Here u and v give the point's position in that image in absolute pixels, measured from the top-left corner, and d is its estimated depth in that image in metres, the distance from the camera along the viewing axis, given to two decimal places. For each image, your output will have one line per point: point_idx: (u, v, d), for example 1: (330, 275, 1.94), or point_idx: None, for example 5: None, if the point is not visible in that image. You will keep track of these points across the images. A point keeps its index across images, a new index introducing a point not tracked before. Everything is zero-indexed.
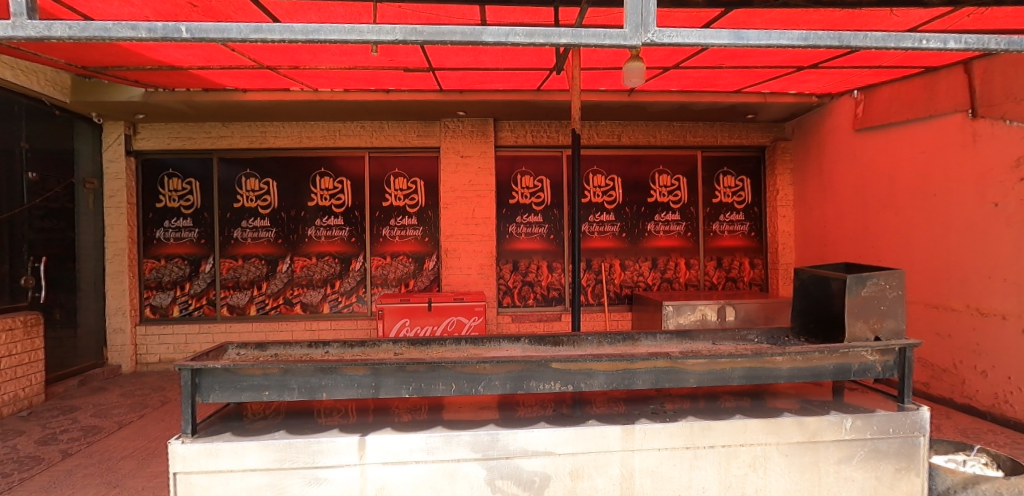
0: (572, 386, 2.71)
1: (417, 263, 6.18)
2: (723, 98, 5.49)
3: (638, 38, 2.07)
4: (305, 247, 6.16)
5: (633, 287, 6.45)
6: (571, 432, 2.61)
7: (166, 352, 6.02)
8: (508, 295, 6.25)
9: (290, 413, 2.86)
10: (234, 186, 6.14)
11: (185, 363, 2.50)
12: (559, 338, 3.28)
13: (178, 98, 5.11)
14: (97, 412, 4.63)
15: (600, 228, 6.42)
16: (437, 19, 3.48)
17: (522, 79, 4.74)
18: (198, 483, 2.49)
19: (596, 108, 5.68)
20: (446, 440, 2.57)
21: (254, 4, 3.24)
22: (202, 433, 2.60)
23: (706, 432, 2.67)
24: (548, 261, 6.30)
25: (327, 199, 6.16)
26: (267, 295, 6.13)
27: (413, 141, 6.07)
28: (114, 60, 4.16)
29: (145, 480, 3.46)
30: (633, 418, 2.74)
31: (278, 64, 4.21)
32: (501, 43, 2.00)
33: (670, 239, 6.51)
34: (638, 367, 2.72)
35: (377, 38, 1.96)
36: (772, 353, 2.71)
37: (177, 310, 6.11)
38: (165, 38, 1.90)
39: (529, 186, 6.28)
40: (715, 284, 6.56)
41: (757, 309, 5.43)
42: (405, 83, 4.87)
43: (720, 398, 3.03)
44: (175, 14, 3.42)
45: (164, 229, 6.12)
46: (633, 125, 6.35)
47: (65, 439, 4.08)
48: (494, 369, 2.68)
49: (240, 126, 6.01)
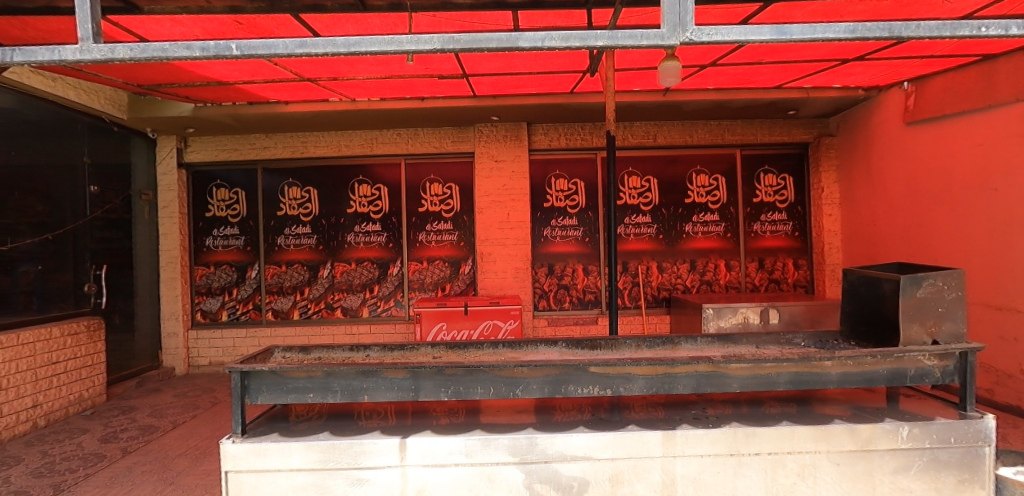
0: (610, 390, 2.68)
1: (453, 268, 6.24)
2: (763, 95, 5.33)
3: (676, 38, 2.03)
4: (345, 253, 6.32)
5: (671, 289, 6.33)
6: (612, 436, 2.58)
7: (216, 355, 6.28)
8: (543, 299, 6.23)
9: (331, 415, 2.93)
10: (277, 195, 6.35)
11: (235, 366, 2.61)
12: (597, 341, 3.25)
13: (225, 112, 5.33)
14: (153, 412, 4.87)
15: (636, 230, 6.33)
16: (470, 26, 3.55)
17: (555, 82, 4.73)
18: (247, 481, 2.59)
19: (630, 109, 5.62)
20: (484, 443, 2.58)
21: (296, 20, 3.39)
22: (251, 433, 2.69)
23: (750, 439, 2.59)
24: (583, 264, 6.25)
25: (365, 205, 6.31)
26: (309, 300, 6.32)
27: (447, 146, 6.16)
28: (167, 77, 4.39)
29: (198, 478, 3.61)
30: (673, 424, 2.68)
31: (318, 76, 4.35)
32: (537, 48, 1.98)
33: (709, 240, 6.36)
34: (678, 371, 2.67)
35: (416, 47, 1.96)
36: (821, 357, 2.62)
37: (225, 315, 6.36)
38: (217, 56, 1.99)
39: (564, 189, 6.24)
40: (757, 286, 6.37)
41: (802, 312, 5.23)
42: (440, 91, 4.93)
43: (764, 404, 2.93)
44: (222, 32, 3.58)
45: (213, 237, 6.39)
46: (670, 125, 6.25)
47: (126, 437, 4.30)
48: (532, 373, 2.67)
49: (282, 137, 6.24)
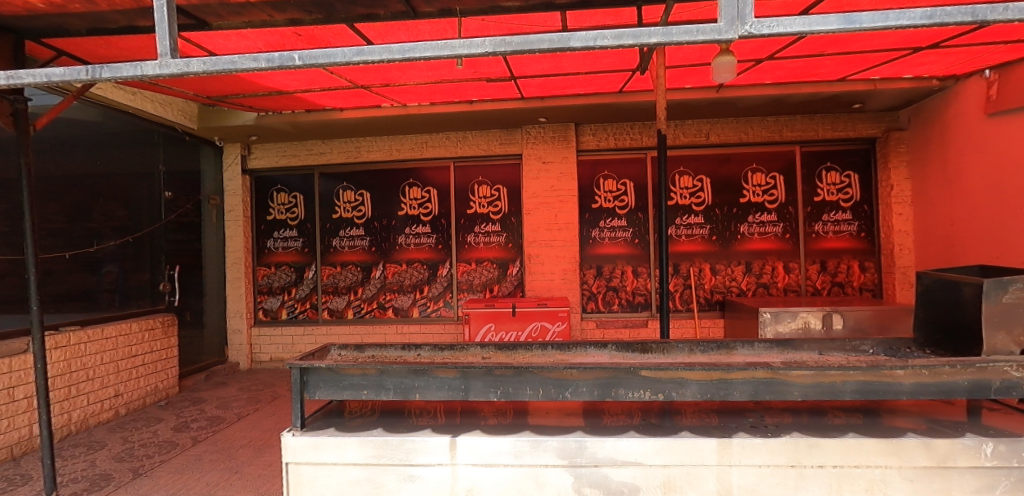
0: (663, 395, 2.62)
1: (501, 269, 6.28)
2: (824, 88, 5.06)
3: (734, 32, 1.95)
4: (396, 254, 6.49)
5: (725, 292, 6.12)
6: (664, 442, 2.52)
7: (276, 352, 6.59)
8: (591, 301, 6.17)
9: (384, 412, 3.01)
10: (333, 198, 6.60)
11: (295, 362, 2.73)
12: (648, 345, 3.18)
13: (284, 120, 5.58)
14: (220, 404, 5.17)
15: (688, 231, 6.17)
16: (519, 28, 3.58)
17: (603, 82, 4.67)
18: (306, 473, 2.69)
19: (681, 107, 5.48)
20: (533, 445, 2.58)
21: (351, 29, 3.52)
22: (310, 427, 2.81)
23: (813, 450, 2.46)
24: (632, 266, 6.14)
25: (415, 208, 6.45)
26: (362, 300, 6.52)
27: (495, 149, 6.22)
28: (233, 89, 4.66)
29: (261, 468, 3.80)
30: (729, 431, 2.59)
31: (371, 82, 4.50)
32: (589, 48, 1.92)
33: (765, 241, 6.10)
34: (735, 377, 2.58)
35: (469, 51, 1.96)
36: (891, 366, 2.45)
37: (285, 313, 6.66)
38: (281, 67, 2.04)
39: (612, 190, 6.15)
40: (819, 290, 6.05)
41: (869, 317, 4.92)
42: (488, 93, 4.98)
43: (827, 414, 2.78)
44: (282, 43, 3.77)
45: (274, 239, 6.71)
46: (724, 122, 6.04)
47: (196, 427, 4.59)
48: (582, 375, 2.65)
49: (338, 143, 6.48)
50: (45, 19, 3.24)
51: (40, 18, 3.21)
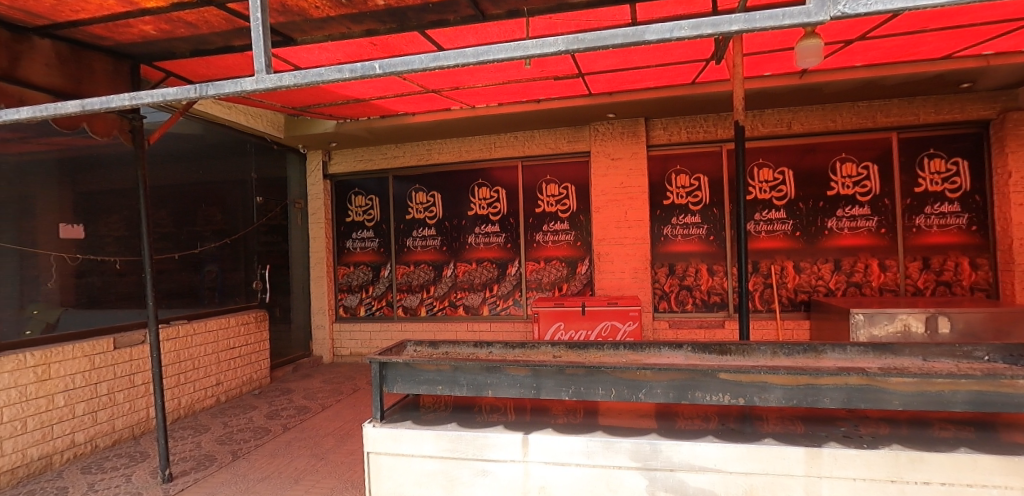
0: (743, 400, 2.50)
1: (570, 268, 6.25)
2: (925, 68, 4.61)
3: (825, 13, 1.73)
4: (466, 253, 6.64)
5: (811, 292, 5.73)
6: (745, 448, 2.40)
7: (356, 347, 6.95)
8: (664, 300, 6.00)
9: (458, 407, 3.10)
10: (406, 200, 6.85)
11: (375, 357, 2.86)
12: (726, 346, 3.04)
13: (361, 126, 5.87)
14: (306, 395, 5.54)
15: (768, 227, 5.83)
16: (586, 24, 3.55)
17: (675, 74, 4.52)
18: (386, 463, 2.82)
19: (760, 96, 5.19)
20: (606, 445, 2.55)
21: (422, 36, 3.64)
22: (389, 419, 2.94)
23: (917, 465, 2.25)
24: (707, 264, 5.90)
25: (485, 208, 6.57)
26: (435, 298, 6.74)
27: (563, 147, 6.20)
28: (315, 99, 4.96)
29: (344, 456, 4.03)
30: (818, 440, 2.42)
31: (441, 87, 4.63)
32: (665, 40, 1.80)
33: (857, 237, 5.65)
34: (824, 383, 2.41)
35: (541, 51, 1.89)
36: (1013, 375, 2.20)
37: (363, 310, 7.01)
38: (363, 77, 2.06)
39: (685, 185, 5.94)
40: (920, 289, 5.52)
41: (982, 320, 4.42)
42: (555, 92, 4.96)
43: (932, 426, 2.53)
44: (360, 54, 3.97)
45: (352, 240, 7.06)
46: (808, 110, 5.66)
47: (286, 415, 4.95)
48: (656, 377, 2.58)
49: (410, 146, 6.73)
50: (157, 45, 3.62)
51: (153, 44, 3.58)
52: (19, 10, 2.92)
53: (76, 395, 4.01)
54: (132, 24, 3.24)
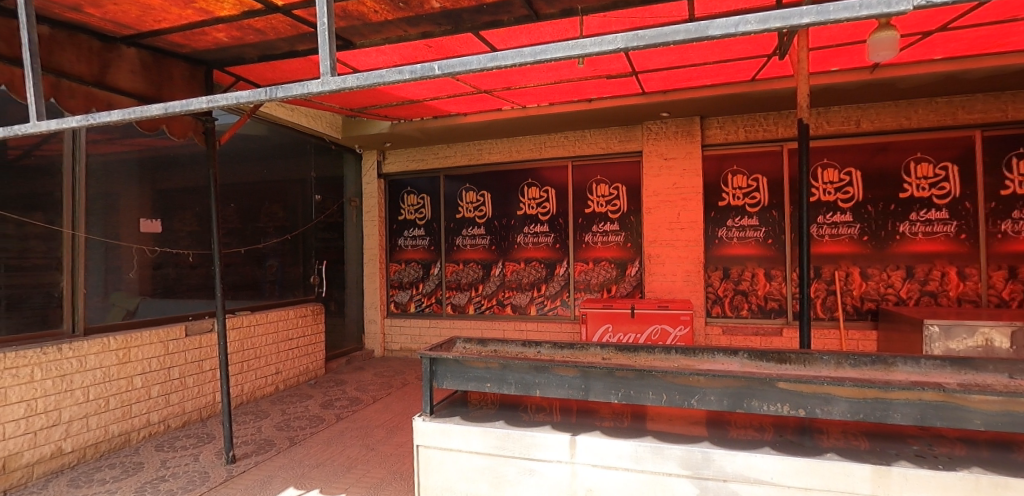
0: (804, 411, 2.38)
1: (619, 269, 6.16)
2: (1014, 60, 4.25)
3: (908, 2, 1.50)
4: (515, 253, 6.68)
5: (879, 300, 5.40)
6: (805, 462, 2.29)
7: (405, 342, 7.13)
8: (717, 305, 5.81)
9: (507, 405, 3.12)
10: (456, 199, 6.97)
11: (426, 352, 2.93)
12: (785, 354, 2.91)
13: (414, 126, 6.02)
14: (358, 387, 5.73)
15: (832, 230, 5.54)
16: (641, 22, 3.49)
17: (733, 70, 4.37)
18: (435, 457, 2.88)
19: (825, 92, 4.94)
20: (655, 451, 2.50)
21: (476, 37, 3.68)
22: (438, 414, 3.00)
23: (1001, 491, 2.08)
24: (765, 268, 5.67)
25: (534, 207, 6.58)
26: (483, 296, 6.82)
27: (614, 147, 6.13)
28: (372, 101, 5.12)
29: (394, 447, 4.14)
30: (886, 458, 2.28)
31: (493, 87, 4.67)
32: (729, 35, 1.65)
33: (932, 242, 5.27)
34: (894, 397, 2.26)
35: (599, 49, 1.79)
36: None
37: (413, 306, 7.18)
38: (422, 78, 2.04)
39: (742, 186, 5.73)
40: (1005, 301, 5.08)
41: None
42: (608, 91, 4.90)
43: (1019, 450, 2.32)
44: (415, 56, 4.07)
45: (403, 237, 7.24)
46: (879, 107, 5.33)
47: (339, 405, 5.14)
48: (710, 383, 2.51)
49: (461, 146, 6.84)
50: (229, 51, 3.84)
51: (225, 50, 3.81)
52: (109, 21, 3.17)
53: (152, 377, 4.32)
54: (207, 32, 3.46)
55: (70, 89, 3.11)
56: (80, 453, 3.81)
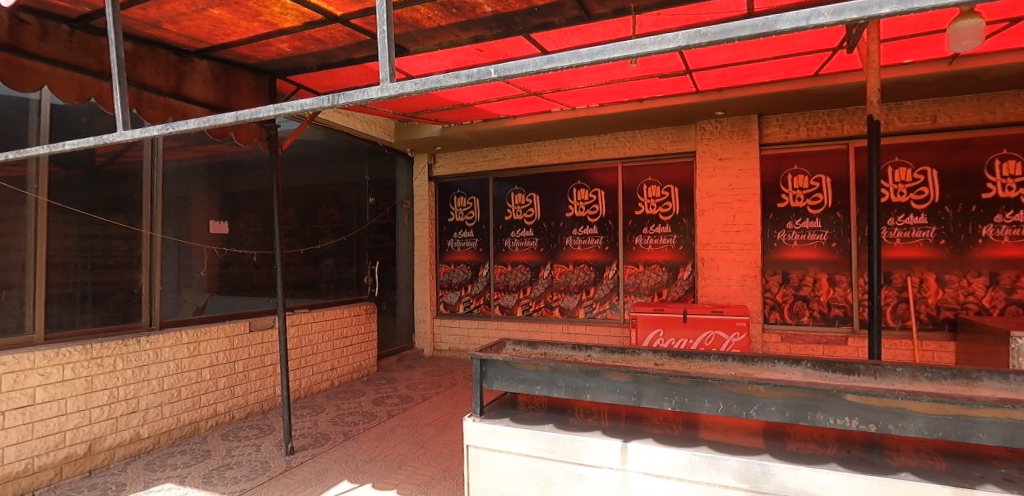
0: (875, 426, 2.24)
1: (671, 273, 6.01)
2: None
3: None
4: (563, 255, 6.65)
5: (957, 309, 5.02)
6: (876, 481, 2.15)
7: (454, 342, 7.24)
8: (775, 311, 5.57)
9: (558, 409, 3.10)
10: (505, 202, 7.01)
11: (476, 353, 2.96)
12: (854, 366, 2.74)
13: (464, 130, 6.10)
14: (408, 385, 5.86)
15: (904, 233, 5.19)
16: (696, 18, 3.41)
17: (795, 66, 4.18)
18: (485, 458, 2.90)
19: (897, 86, 4.64)
20: (710, 462, 2.41)
21: (527, 40, 3.70)
22: (488, 415, 3.02)
23: None
24: (828, 273, 5.38)
25: (583, 209, 6.53)
26: (531, 298, 6.83)
27: (666, 147, 5.99)
28: (424, 106, 5.24)
29: (443, 446, 4.21)
30: (970, 481, 2.11)
31: (543, 89, 4.67)
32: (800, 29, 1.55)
33: (1019, 247, 4.85)
34: (980, 415, 2.10)
35: (659, 48, 1.70)
36: None
37: (462, 307, 7.28)
38: (478, 82, 2.01)
39: (803, 186, 5.47)
40: None
41: None
42: (660, 90, 4.80)
43: None
44: (466, 60, 4.13)
45: (453, 239, 7.36)
46: (958, 100, 4.96)
47: (391, 402, 5.28)
48: (769, 393, 2.40)
49: (510, 149, 6.89)
50: (292, 61, 4.03)
51: (288, 60, 3.99)
52: (185, 36, 3.39)
53: (219, 370, 4.58)
54: (272, 43, 3.63)
55: (151, 100, 3.39)
56: (155, 439, 4.09)
